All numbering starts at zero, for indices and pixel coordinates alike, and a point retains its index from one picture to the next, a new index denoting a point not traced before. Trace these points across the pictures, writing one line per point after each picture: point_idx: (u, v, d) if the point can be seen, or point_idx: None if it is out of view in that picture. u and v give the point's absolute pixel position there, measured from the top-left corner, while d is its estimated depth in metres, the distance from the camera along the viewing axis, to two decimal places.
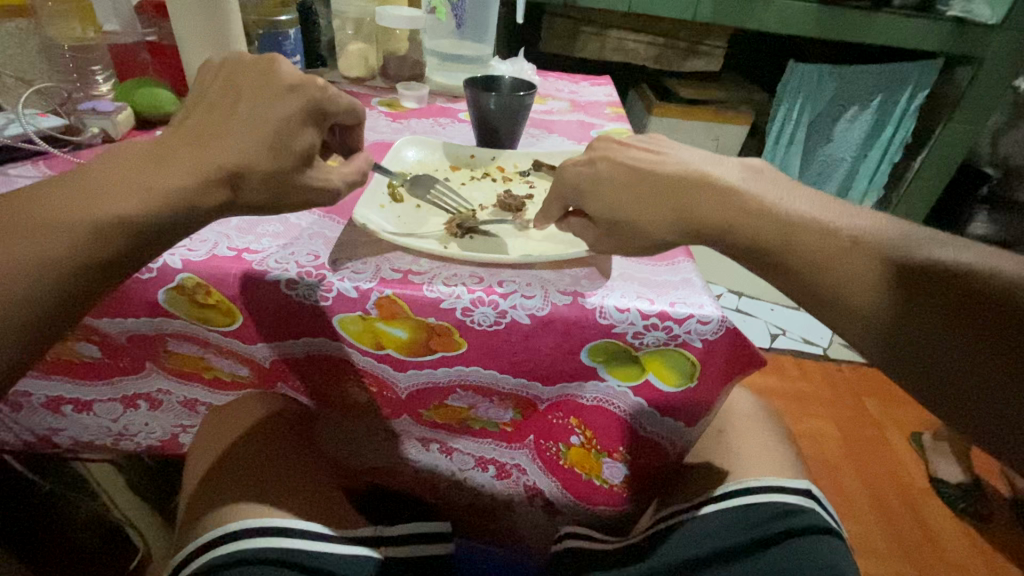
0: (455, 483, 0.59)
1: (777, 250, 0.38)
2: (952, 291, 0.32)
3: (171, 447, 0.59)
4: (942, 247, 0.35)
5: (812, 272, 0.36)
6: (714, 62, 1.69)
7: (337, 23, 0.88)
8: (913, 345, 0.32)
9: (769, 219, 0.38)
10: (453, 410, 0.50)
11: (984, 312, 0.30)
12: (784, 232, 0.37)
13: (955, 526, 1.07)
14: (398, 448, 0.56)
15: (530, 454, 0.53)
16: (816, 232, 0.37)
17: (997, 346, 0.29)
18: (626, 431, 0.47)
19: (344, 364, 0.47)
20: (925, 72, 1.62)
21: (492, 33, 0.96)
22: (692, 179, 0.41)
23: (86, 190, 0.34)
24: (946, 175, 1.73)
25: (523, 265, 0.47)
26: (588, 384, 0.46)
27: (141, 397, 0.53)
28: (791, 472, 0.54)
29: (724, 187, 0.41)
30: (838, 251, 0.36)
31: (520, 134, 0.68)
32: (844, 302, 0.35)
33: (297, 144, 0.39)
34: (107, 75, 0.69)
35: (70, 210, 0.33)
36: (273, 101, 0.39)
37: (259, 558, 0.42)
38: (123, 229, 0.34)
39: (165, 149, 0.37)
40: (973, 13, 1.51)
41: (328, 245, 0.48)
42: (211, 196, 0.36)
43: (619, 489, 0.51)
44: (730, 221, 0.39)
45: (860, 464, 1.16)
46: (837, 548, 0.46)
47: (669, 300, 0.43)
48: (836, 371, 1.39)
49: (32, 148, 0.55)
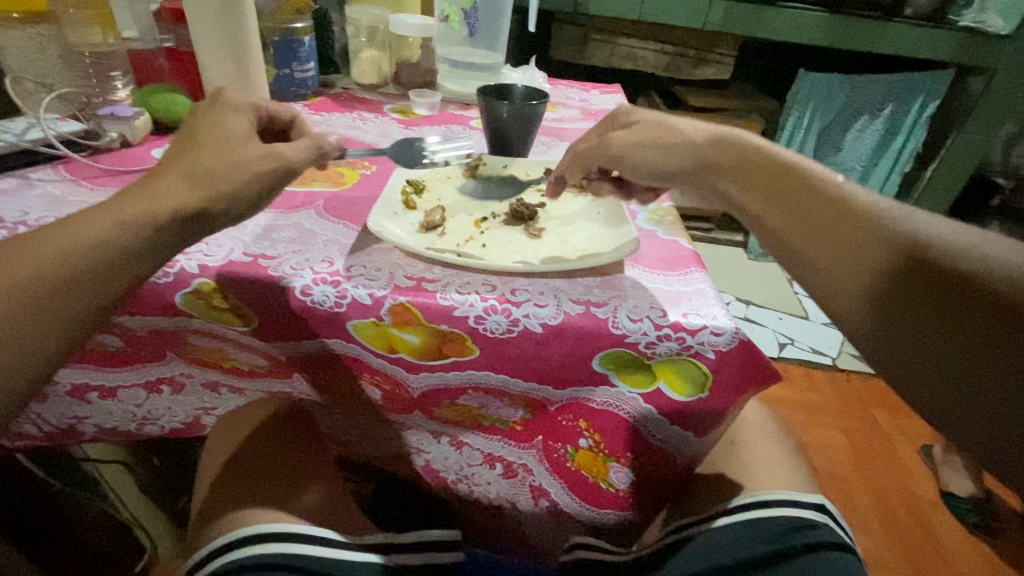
0: (463, 478, 0.58)
1: (801, 227, 0.39)
2: (972, 309, 0.32)
3: (196, 429, 0.58)
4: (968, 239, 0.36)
5: (831, 257, 0.38)
6: (724, 69, 1.70)
7: (351, 31, 0.88)
8: (927, 360, 0.33)
9: (819, 205, 0.39)
10: (464, 408, 0.50)
11: (991, 332, 0.32)
12: (794, 210, 0.40)
13: (967, 541, 1.05)
14: (404, 439, 0.56)
15: (538, 453, 0.52)
16: (838, 215, 0.39)
17: (985, 352, 0.31)
18: (632, 439, 0.47)
19: (356, 363, 0.47)
20: (937, 82, 1.59)
21: (504, 41, 0.96)
22: (722, 156, 0.44)
23: (92, 218, 0.38)
24: (958, 184, 1.70)
25: (535, 274, 0.47)
26: (599, 388, 0.46)
27: (163, 381, 0.52)
28: (802, 485, 0.54)
29: (773, 169, 0.42)
30: (847, 234, 0.38)
31: (532, 141, 0.68)
32: (842, 278, 0.37)
33: (232, 133, 0.42)
34: (125, 80, 0.69)
35: (34, 256, 0.36)
36: (203, 119, 0.43)
37: (268, 564, 0.42)
38: (128, 239, 0.37)
39: (134, 186, 0.40)
40: (985, 24, 1.51)
41: (341, 251, 0.48)
42: (171, 197, 0.39)
43: (623, 494, 0.51)
44: (758, 182, 0.42)
45: (870, 477, 1.14)
46: (850, 563, 0.45)
47: (682, 311, 0.43)
48: (845, 382, 1.38)
49: (52, 152, 0.55)
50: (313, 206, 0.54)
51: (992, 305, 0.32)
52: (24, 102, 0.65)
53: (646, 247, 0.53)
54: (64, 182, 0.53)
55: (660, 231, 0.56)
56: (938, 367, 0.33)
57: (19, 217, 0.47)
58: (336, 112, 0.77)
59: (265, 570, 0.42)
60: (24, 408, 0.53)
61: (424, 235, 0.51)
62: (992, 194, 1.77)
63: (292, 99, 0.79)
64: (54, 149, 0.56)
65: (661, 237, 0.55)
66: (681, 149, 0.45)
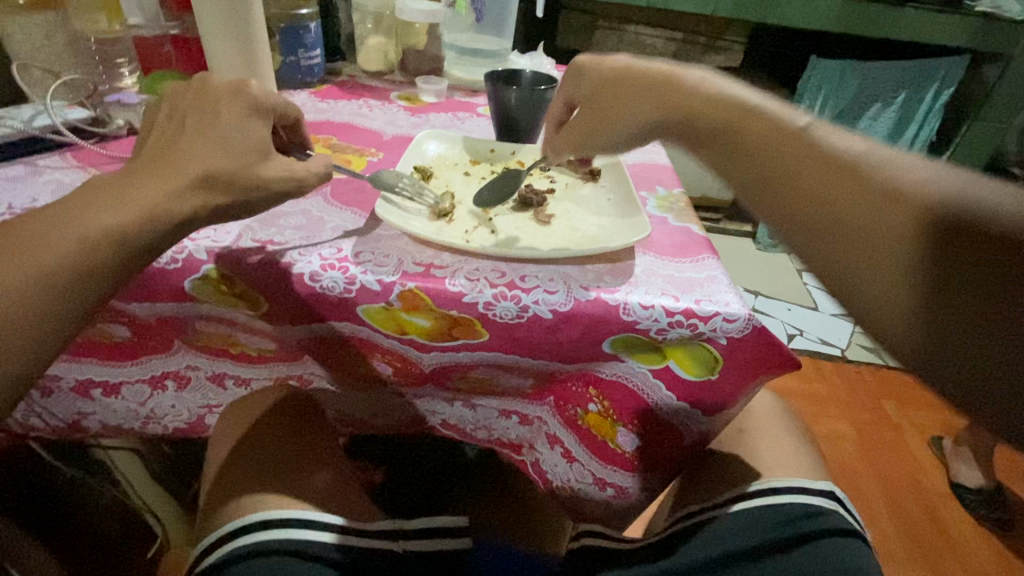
0: (477, 428, 0.57)
1: (785, 168, 0.34)
2: (979, 229, 0.28)
3: (199, 428, 0.59)
4: (954, 181, 0.30)
5: (818, 206, 0.32)
6: (733, 57, 1.67)
7: (357, 17, 0.87)
8: (925, 317, 0.28)
9: (792, 145, 0.34)
10: (476, 380, 0.50)
11: (989, 253, 0.27)
12: (763, 150, 0.35)
13: (976, 533, 1.04)
14: (411, 403, 0.55)
15: (553, 410, 0.52)
16: (817, 152, 0.33)
17: (988, 321, 0.27)
18: (640, 404, 0.47)
19: (364, 343, 0.47)
20: (952, 69, 1.57)
21: (511, 27, 0.95)
22: (695, 112, 0.40)
23: (70, 217, 0.36)
24: (971, 174, 1.68)
25: (545, 261, 0.46)
26: (607, 362, 0.45)
27: (168, 376, 0.52)
28: (813, 474, 0.54)
29: (732, 104, 0.38)
30: (826, 172, 0.32)
31: (541, 127, 0.67)
32: (856, 242, 0.31)
33: (241, 139, 0.41)
34: (131, 67, 0.72)
35: (21, 250, 0.35)
36: (222, 113, 0.42)
37: (278, 549, 0.42)
38: (110, 242, 0.36)
39: (120, 180, 0.39)
40: (1002, 8, 1.47)
41: (350, 238, 0.47)
42: (167, 200, 0.37)
43: (631, 457, 0.50)
44: (728, 123, 0.38)
45: (878, 468, 1.14)
46: (862, 552, 0.45)
47: (695, 298, 0.42)
48: (854, 373, 1.37)
49: (59, 139, 0.55)
50: (320, 192, 0.54)
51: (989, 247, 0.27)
52: (31, 90, 0.64)
53: (657, 233, 0.52)
54: (72, 169, 0.53)
55: (670, 218, 0.55)
56: (940, 319, 0.28)
57: (28, 204, 0.47)
58: (342, 99, 0.77)
59: (274, 556, 0.42)
60: (30, 400, 0.53)
61: (437, 223, 0.51)
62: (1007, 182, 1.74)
63: (298, 87, 0.79)
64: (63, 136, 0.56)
65: (672, 223, 0.54)
66: (645, 99, 0.44)
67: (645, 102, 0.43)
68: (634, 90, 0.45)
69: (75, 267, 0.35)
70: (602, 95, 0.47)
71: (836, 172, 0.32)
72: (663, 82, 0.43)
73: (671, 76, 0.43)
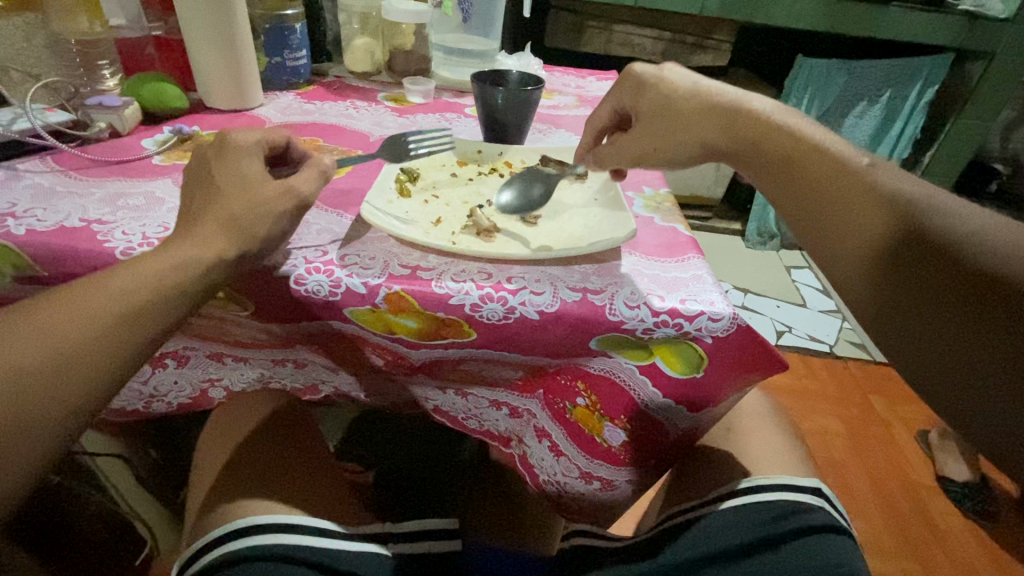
0: (465, 417, 0.57)
1: (831, 208, 0.40)
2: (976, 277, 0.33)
3: (205, 401, 0.56)
4: (965, 215, 0.36)
5: (852, 245, 0.39)
6: (721, 56, 1.72)
7: (344, 18, 0.86)
8: (934, 349, 0.34)
9: (839, 190, 0.40)
10: (466, 372, 0.50)
11: (991, 300, 0.32)
12: (816, 190, 0.41)
13: (962, 525, 1.06)
14: (410, 390, 0.55)
15: (542, 403, 0.52)
16: (860, 199, 0.39)
17: (995, 322, 0.31)
18: (631, 402, 0.47)
19: (353, 340, 0.47)
20: (936, 67, 1.59)
21: (498, 27, 0.95)
22: (750, 144, 0.45)
23: (96, 289, 0.36)
24: (956, 170, 1.70)
25: (533, 261, 0.47)
26: (595, 359, 0.45)
27: (168, 355, 0.51)
28: (800, 469, 0.54)
29: (795, 139, 0.43)
30: (860, 218, 0.39)
31: (528, 127, 0.68)
32: (875, 278, 0.37)
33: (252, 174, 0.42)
34: (112, 69, 0.68)
35: (58, 325, 0.34)
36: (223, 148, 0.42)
37: (265, 555, 0.42)
38: (148, 307, 0.36)
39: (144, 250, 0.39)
40: (985, 7, 1.48)
41: (335, 240, 0.47)
42: None
43: (618, 451, 0.51)
44: (786, 161, 0.43)
45: (867, 463, 1.15)
46: (848, 547, 0.45)
47: (680, 297, 0.43)
48: (842, 369, 1.39)
49: (39, 143, 0.55)
50: None
51: (992, 294, 0.32)
52: (11, 93, 0.64)
53: (643, 233, 0.53)
54: (52, 173, 0.52)
55: (657, 217, 0.56)
56: (944, 353, 0.33)
57: (5, 209, 0.46)
58: (329, 100, 0.76)
59: (267, 561, 0.42)
60: None
61: (425, 224, 0.51)
62: (991, 178, 1.76)
63: (284, 87, 0.78)
64: (43, 139, 0.55)
65: (659, 223, 0.55)
66: (702, 117, 0.47)
67: (705, 124, 0.46)
68: (689, 116, 0.47)
69: (107, 330, 0.35)
70: (660, 109, 0.49)
71: (874, 220, 0.38)
72: (723, 111, 0.46)
73: (729, 103, 0.46)
